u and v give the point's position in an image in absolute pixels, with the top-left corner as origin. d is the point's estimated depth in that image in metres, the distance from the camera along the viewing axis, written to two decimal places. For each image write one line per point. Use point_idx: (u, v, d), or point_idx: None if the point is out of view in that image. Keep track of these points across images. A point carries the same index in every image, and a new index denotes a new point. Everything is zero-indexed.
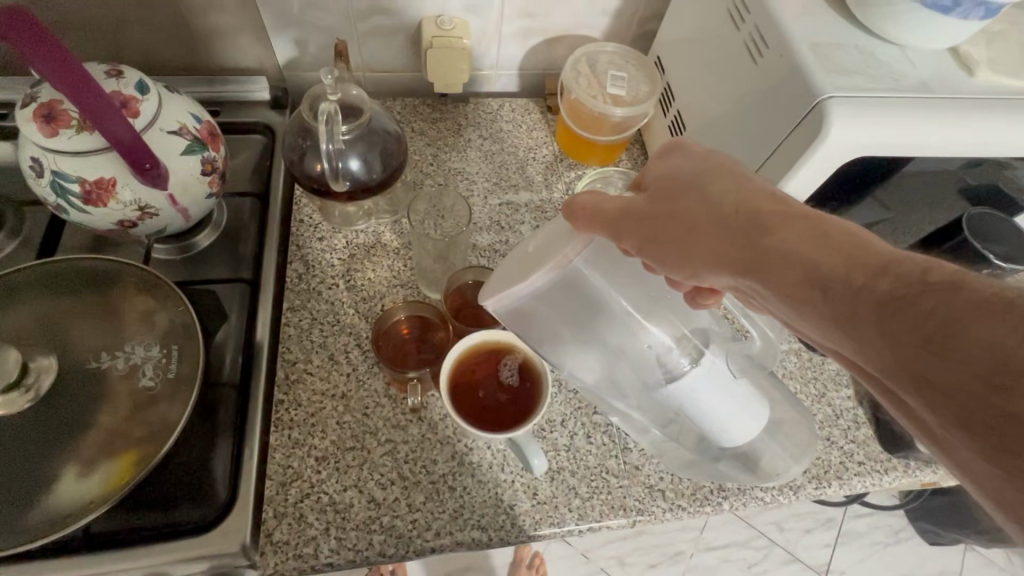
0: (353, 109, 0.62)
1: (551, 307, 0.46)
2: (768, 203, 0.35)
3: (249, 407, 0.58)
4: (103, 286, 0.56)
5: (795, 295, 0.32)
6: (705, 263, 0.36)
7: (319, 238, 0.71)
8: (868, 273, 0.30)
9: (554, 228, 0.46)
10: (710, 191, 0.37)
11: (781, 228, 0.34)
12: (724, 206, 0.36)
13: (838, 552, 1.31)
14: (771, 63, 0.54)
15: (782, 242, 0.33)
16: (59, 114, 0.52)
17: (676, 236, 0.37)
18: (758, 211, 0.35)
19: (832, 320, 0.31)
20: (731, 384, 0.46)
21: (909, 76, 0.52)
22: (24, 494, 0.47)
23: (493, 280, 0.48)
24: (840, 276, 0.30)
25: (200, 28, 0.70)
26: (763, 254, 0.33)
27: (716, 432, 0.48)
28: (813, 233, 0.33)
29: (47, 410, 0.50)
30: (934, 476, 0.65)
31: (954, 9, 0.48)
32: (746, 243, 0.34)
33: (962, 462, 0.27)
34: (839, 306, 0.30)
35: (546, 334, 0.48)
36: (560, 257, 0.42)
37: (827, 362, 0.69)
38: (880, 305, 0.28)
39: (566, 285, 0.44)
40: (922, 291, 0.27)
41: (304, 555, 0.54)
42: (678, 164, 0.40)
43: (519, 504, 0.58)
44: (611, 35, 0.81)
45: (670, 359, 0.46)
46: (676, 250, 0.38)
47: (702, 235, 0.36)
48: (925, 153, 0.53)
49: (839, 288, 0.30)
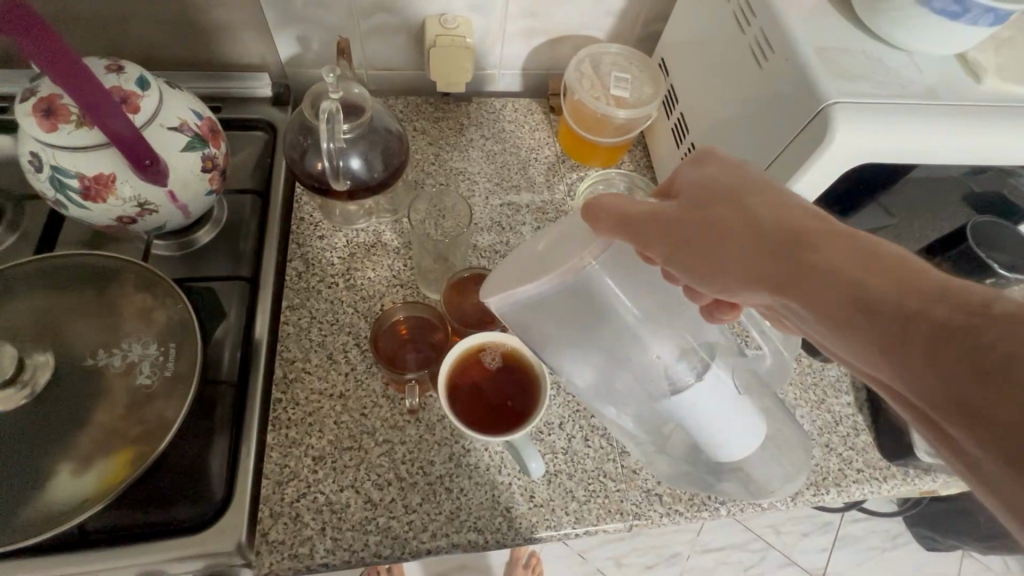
0: (355, 107, 0.62)
1: (555, 310, 0.45)
2: (810, 218, 0.34)
3: (246, 406, 0.58)
4: (102, 282, 0.56)
5: (831, 313, 0.30)
6: (738, 275, 0.36)
7: (319, 237, 0.70)
8: (917, 295, 0.28)
9: (567, 232, 0.46)
10: (746, 203, 0.37)
11: (825, 245, 0.32)
12: (761, 217, 0.36)
13: (835, 556, 1.30)
14: (776, 67, 0.54)
15: (823, 258, 0.32)
16: (57, 108, 0.52)
17: (708, 247, 0.37)
18: (796, 225, 0.34)
19: (871, 340, 0.29)
20: (734, 399, 0.46)
21: (916, 82, 0.52)
22: (18, 491, 0.47)
23: (496, 275, 0.48)
24: (885, 296, 0.28)
25: (202, 24, 0.70)
26: (804, 269, 0.32)
27: (714, 446, 0.47)
28: (858, 250, 0.31)
29: (42, 406, 0.50)
30: (934, 485, 0.65)
31: (962, 15, 0.48)
32: (784, 257, 0.33)
33: (1011, 511, 0.23)
34: (883, 326, 0.28)
35: (548, 338, 0.48)
36: (572, 263, 0.43)
37: (827, 368, 0.69)
38: (930, 329, 0.26)
39: (575, 292, 0.44)
40: (980, 321, 0.25)
41: (299, 555, 0.53)
42: (712, 174, 0.40)
43: (516, 507, 0.58)
44: (615, 35, 0.80)
45: (675, 370, 0.45)
46: (705, 261, 0.37)
47: (738, 247, 0.36)
48: (930, 159, 0.52)
49: (885, 309, 0.28)
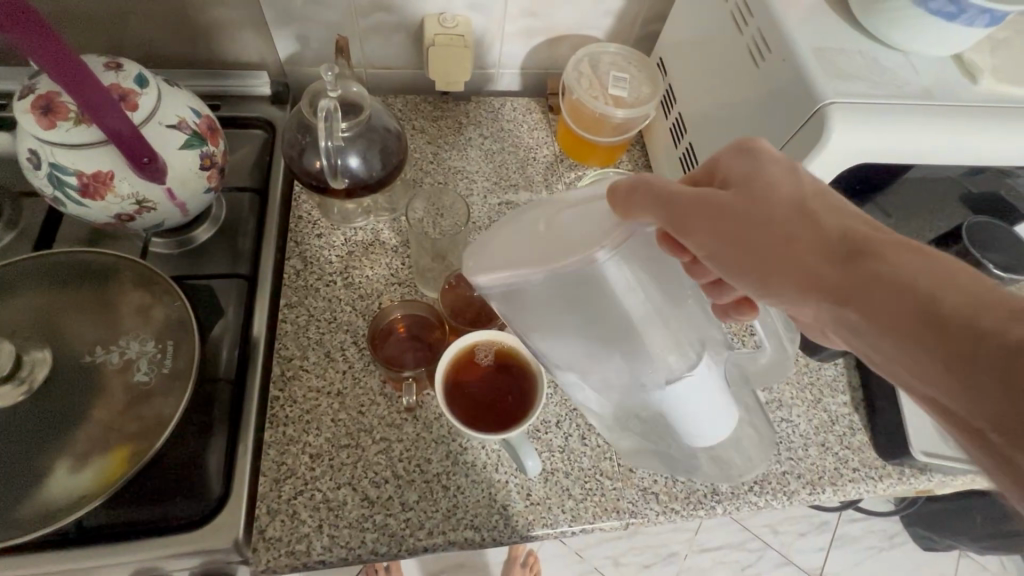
0: (354, 106, 0.62)
1: (556, 301, 0.43)
2: (870, 229, 0.33)
3: (244, 404, 0.58)
4: (99, 280, 0.56)
5: (895, 324, 0.29)
6: (786, 277, 0.34)
7: (318, 235, 0.70)
8: (996, 315, 0.26)
9: (583, 216, 0.44)
10: (804, 205, 0.35)
11: (892, 254, 0.31)
12: (822, 220, 0.34)
13: (832, 556, 1.31)
14: (773, 67, 0.54)
15: (890, 267, 0.30)
16: (57, 106, 0.52)
17: (754, 247, 0.35)
18: (858, 233, 0.33)
19: (935, 357, 0.27)
20: (718, 389, 0.47)
21: (913, 83, 0.52)
22: (15, 488, 0.47)
23: (485, 251, 0.48)
24: (960, 313, 0.27)
25: (202, 22, 0.70)
26: (867, 275, 0.31)
27: (689, 434, 0.47)
28: (929, 263, 0.30)
29: (40, 403, 0.50)
30: (929, 484, 0.65)
31: (958, 15, 0.48)
32: (846, 262, 0.32)
33: None
34: (953, 344, 0.27)
35: (538, 326, 0.46)
36: (583, 254, 0.41)
37: (823, 367, 0.69)
38: (1009, 350, 0.25)
39: (582, 283, 0.42)
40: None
41: (296, 551, 0.54)
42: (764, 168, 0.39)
43: (512, 504, 0.58)
44: (614, 35, 0.80)
45: (668, 363, 0.44)
46: (750, 260, 0.36)
47: (791, 249, 0.34)
48: (926, 159, 0.52)
49: (957, 326, 0.27)
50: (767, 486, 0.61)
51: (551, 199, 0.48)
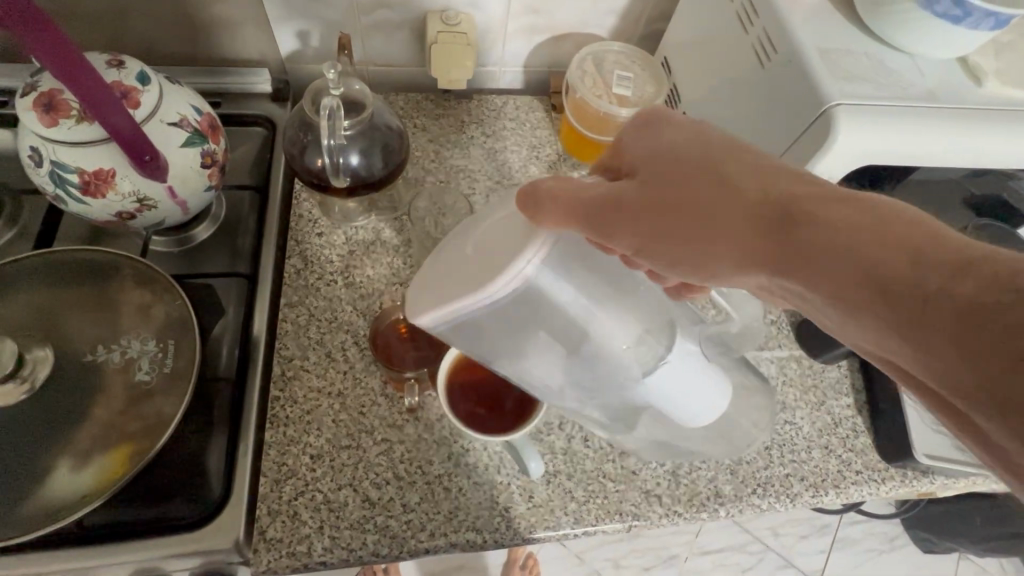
0: (356, 104, 0.61)
1: (509, 316, 0.42)
2: (789, 185, 0.35)
3: (244, 404, 0.58)
4: (99, 278, 0.56)
5: (845, 296, 0.30)
6: (736, 263, 0.36)
7: (319, 234, 0.70)
8: (936, 272, 0.27)
9: (506, 229, 0.43)
10: (722, 176, 0.37)
11: (818, 215, 0.32)
12: (751, 193, 0.35)
13: (832, 558, 1.30)
14: (779, 68, 0.54)
15: (824, 235, 0.31)
16: (58, 103, 0.51)
17: (689, 231, 0.37)
18: (781, 197, 0.34)
19: (889, 322, 0.29)
20: (701, 368, 0.49)
21: (919, 85, 0.51)
22: (16, 486, 0.47)
23: (422, 286, 0.46)
24: (902, 277, 0.28)
25: (202, 19, 0.69)
26: (799, 246, 0.32)
27: (688, 417, 0.50)
28: (863, 219, 0.31)
29: (41, 402, 0.50)
30: (932, 487, 0.65)
31: (964, 18, 0.47)
32: (783, 239, 0.33)
33: None
34: (902, 308, 0.28)
35: (506, 347, 0.46)
36: (518, 268, 0.39)
37: (826, 370, 0.69)
38: (955, 311, 0.26)
39: (526, 293, 0.41)
40: (1012, 299, 0.25)
41: (298, 552, 0.53)
42: (677, 145, 0.40)
43: (514, 507, 0.57)
44: (617, 33, 0.80)
45: (641, 356, 0.46)
46: (696, 248, 0.37)
47: (722, 228, 0.36)
48: (932, 162, 0.52)
49: (898, 288, 0.28)
50: (770, 489, 0.61)
51: (470, 222, 0.47)
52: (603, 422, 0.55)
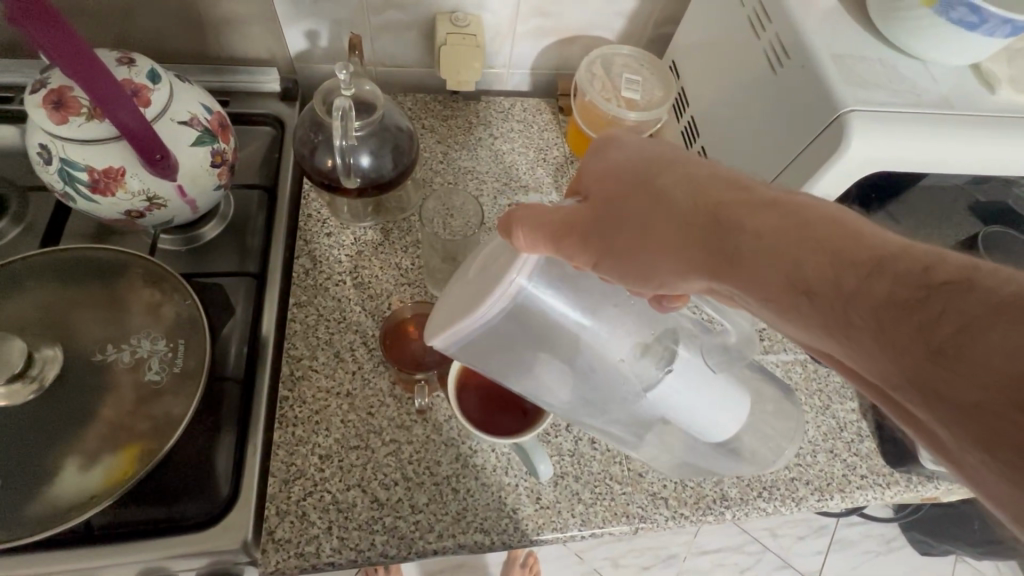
0: (368, 104, 0.61)
1: (504, 332, 0.44)
2: (721, 193, 0.36)
3: (254, 404, 0.58)
4: (109, 277, 0.55)
5: (779, 300, 0.32)
6: (679, 273, 0.37)
7: (327, 234, 0.70)
8: (860, 272, 0.29)
9: (494, 254, 0.45)
10: (660, 189, 0.38)
11: (748, 224, 0.33)
12: (686, 204, 0.36)
13: (829, 559, 1.31)
14: (791, 73, 0.54)
15: (755, 242, 0.33)
16: (68, 101, 0.51)
17: (634, 244, 0.38)
18: (714, 206, 0.35)
19: (826, 324, 0.30)
20: (705, 378, 0.48)
21: (931, 92, 0.52)
22: (25, 485, 0.47)
23: (432, 317, 0.47)
24: (828, 279, 0.30)
25: (212, 17, 0.69)
26: (734, 256, 0.33)
27: (706, 430, 0.50)
28: (789, 222, 0.32)
29: (50, 401, 0.50)
30: (934, 492, 0.65)
31: (980, 25, 0.48)
32: (720, 248, 0.34)
33: (992, 489, 0.25)
34: (829, 310, 0.30)
35: (508, 364, 0.47)
36: (505, 283, 0.41)
37: (832, 374, 0.69)
38: (877, 307, 0.28)
39: (515, 307, 0.42)
40: (926, 295, 0.27)
41: (306, 553, 0.53)
42: (616, 157, 0.41)
43: (521, 508, 0.58)
44: (626, 36, 0.80)
45: (642, 367, 0.47)
46: (641, 259, 0.38)
47: (662, 238, 0.37)
48: (943, 168, 0.52)
49: (826, 291, 0.30)
50: (775, 492, 0.62)
51: (466, 261, 0.49)
52: (626, 440, 0.54)
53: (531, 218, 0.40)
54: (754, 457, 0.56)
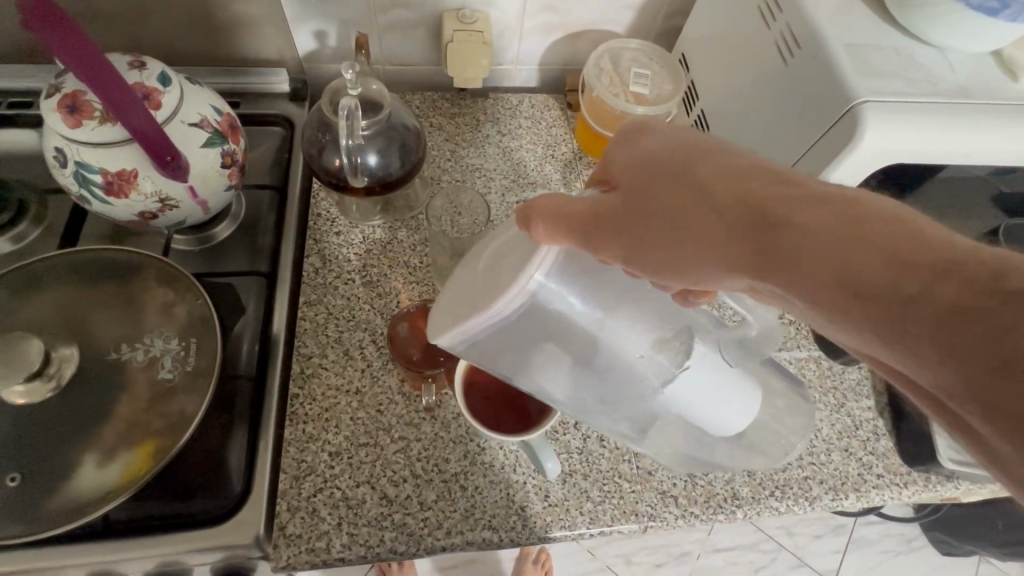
0: (374, 103, 0.62)
1: (520, 327, 0.44)
2: (763, 184, 0.32)
3: (265, 401, 0.58)
4: (123, 277, 0.57)
5: (821, 299, 0.29)
6: (711, 268, 0.34)
7: (336, 233, 0.70)
8: (918, 275, 0.25)
9: (512, 247, 0.45)
10: (697, 177, 0.35)
11: (792, 217, 0.30)
12: (726, 194, 0.33)
13: (847, 559, 1.29)
14: (803, 64, 0.53)
15: (799, 236, 0.29)
16: (82, 105, 0.52)
17: (666, 236, 0.35)
18: (755, 198, 0.32)
19: (873, 329, 0.27)
20: (720, 374, 0.47)
21: (949, 81, 0.50)
22: (45, 481, 0.48)
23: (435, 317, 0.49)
24: (882, 280, 0.26)
25: (222, 19, 0.70)
26: (773, 251, 0.30)
27: (717, 427, 0.50)
28: (838, 217, 0.29)
29: (68, 399, 0.51)
30: (955, 492, 0.64)
31: (1000, 11, 0.46)
32: (758, 242, 0.31)
33: None
34: (879, 314, 0.26)
35: (523, 359, 0.47)
36: (524, 280, 0.40)
37: (846, 371, 0.68)
38: (937, 314, 0.24)
39: (533, 303, 0.42)
40: (1003, 302, 0.23)
41: (317, 549, 0.54)
42: (649, 147, 0.38)
43: (530, 506, 0.58)
44: (635, 29, 0.79)
45: (660, 364, 0.46)
46: (673, 253, 0.35)
47: (695, 231, 0.34)
48: (962, 160, 0.51)
49: (877, 293, 0.27)
50: (788, 491, 0.61)
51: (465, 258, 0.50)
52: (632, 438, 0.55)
53: (559, 212, 0.39)
54: (767, 451, 0.56)
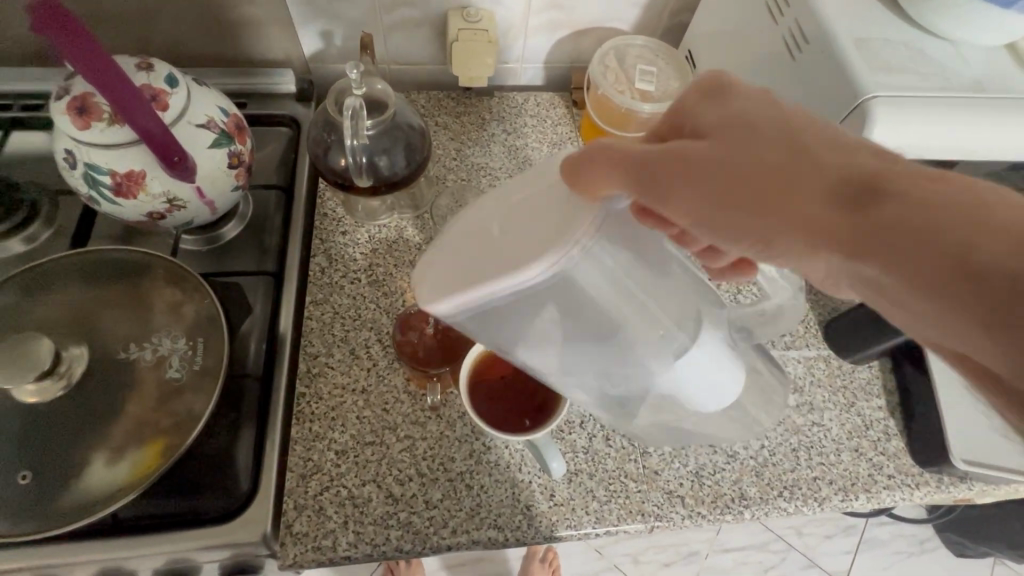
0: (379, 103, 0.62)
1: (537, 301, 0.37)
2: (867, 156, 0.27)
3: (272, 401, 0.59)
4: (132, 277, 0.57)
5: (916, 278, 0.24)
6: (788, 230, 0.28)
7: (343, 233, 0.70)
8: None
9: (539, 206, 0.38)
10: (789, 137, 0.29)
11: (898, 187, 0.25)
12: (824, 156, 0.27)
13: (858, 559, 1.28)
14: (812, 59, 0.52)
15: (909, 207, 0.24)
16: (90, 106, 0.52)
17: (738, 191, 0.29)
18: (859, 167, 0.27)
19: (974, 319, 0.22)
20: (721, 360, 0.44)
21: (962, 75, 0.49)
22: (56, 479, 0.49)
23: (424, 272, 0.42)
24: (1003, 263, 0.22)
25: (229, 20, 0.70)
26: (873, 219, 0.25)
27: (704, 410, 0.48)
28: (957, 196, 0.24)
29: (78, 398, 0.51)
30: (968, 493, 0.63)
31: (1015, 3, 0.45)
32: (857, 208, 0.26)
33: None
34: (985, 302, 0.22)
35: (522, 335, 0.41)
36: (562, 250, 0.34)
37: (856, 370, 0.67)
38: None
39: (564, 279, 0.36)
40: None
41: (323, 547, 0.54)
42: (741, 106, 0.32)
43: (536, 505, 0.58)
44: (641, 26, 0.78)
45: (668, 348, 0.41)
46: (742, 213, 0.29)
47: (780, 187, 0.28)
48: (975, 156, 0.50)
49: (993, 278, 0.22)
50: (797, 492, 0.60)
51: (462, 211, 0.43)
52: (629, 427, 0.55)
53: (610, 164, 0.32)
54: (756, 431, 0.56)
